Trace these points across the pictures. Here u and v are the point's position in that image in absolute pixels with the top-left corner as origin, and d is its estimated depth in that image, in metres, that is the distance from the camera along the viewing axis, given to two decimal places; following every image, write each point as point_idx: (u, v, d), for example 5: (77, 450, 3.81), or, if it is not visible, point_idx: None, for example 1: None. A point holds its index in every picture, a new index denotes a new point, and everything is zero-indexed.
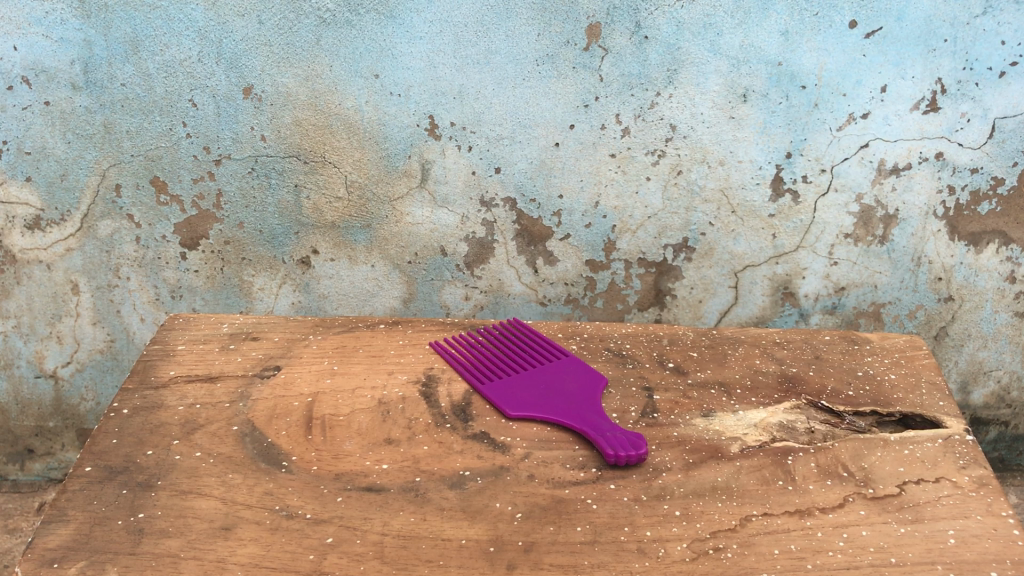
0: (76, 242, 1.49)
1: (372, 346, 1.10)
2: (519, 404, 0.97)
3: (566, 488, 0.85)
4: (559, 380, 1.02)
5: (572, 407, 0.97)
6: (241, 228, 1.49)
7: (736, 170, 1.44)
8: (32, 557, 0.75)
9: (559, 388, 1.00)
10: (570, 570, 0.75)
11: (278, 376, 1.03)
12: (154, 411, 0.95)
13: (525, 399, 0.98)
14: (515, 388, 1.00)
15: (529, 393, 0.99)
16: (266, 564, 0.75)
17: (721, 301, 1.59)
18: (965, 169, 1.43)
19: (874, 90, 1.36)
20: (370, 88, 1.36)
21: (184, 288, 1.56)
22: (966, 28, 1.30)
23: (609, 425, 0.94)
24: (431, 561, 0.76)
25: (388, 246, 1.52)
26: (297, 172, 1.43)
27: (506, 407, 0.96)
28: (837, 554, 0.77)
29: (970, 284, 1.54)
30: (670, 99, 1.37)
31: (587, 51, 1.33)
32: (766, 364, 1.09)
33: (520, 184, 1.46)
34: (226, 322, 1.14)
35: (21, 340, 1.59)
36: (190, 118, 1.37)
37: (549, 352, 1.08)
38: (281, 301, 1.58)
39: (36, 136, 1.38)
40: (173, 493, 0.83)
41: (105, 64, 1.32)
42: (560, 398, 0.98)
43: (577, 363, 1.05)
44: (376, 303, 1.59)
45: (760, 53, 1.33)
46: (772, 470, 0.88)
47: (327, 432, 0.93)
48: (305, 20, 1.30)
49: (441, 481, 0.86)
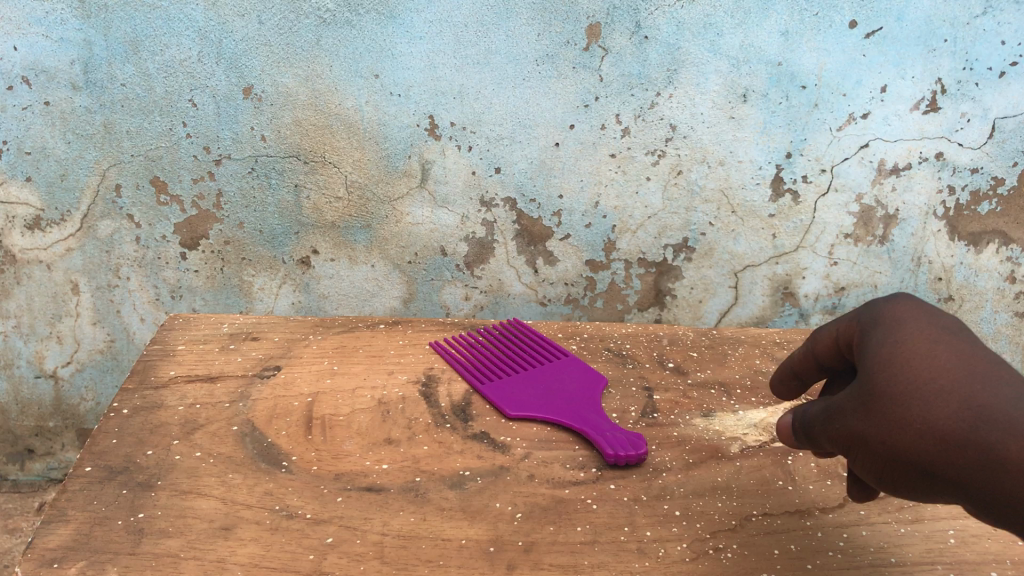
0: (77, 242, 1.49)
1: (372, 346, 1.11)
2: (519, 402, 0.98)
3: (566, 488, 0.85)
4: (560, 378, 1.02)
5: (572, 405, 0.97)
6: (241, 228, 1.49)
7: (736, 170, 1.44)
8: (32, 557, 0.75)
9: (560, 385, 1.01)
10: (570, 570, 0.75)
11: (278, 376, 1.03)
12: (154, 411, 0.95)
13: (524, 398, 0.98)
14: (515, 386, 1.01)
15: (530, 392, 1.00)
16: (265, 564, 0.75)
17: (721, 301, 1.59)
18: (965, 169, 1.43)
19: (874, 90, 1.36)
20: (370, 88, 1.36)
21: (184, 287, 1.56)
22: (966, 28, 1.30)
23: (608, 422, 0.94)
24: (431, 561, 0.76)
25: (388, 246, 1.52)
26: (297, 172, 1.43)
27: (506, 407, 0.96)
28: (836, 554, 0.77)
29: (970, 284, 1.54)
30: (670, 99, 1.37)
31: (587, 51, 1.33)
32: (766, 363, 1.09)
33: (520, 184, 1.46)
34: (226, 322, 1.15)
35: (21, 340, 1.59)
36: (190, 118, 1.37)
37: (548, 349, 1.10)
38: (281, 301, 1.58)
39: (36, 136, 1.38)
40: (173, 493, 0.83)
41: (105, 64, 1.32)
42: (560, 397, 0.98)
43: (578, 362, 1.06)
44: (376, 303, 1.59)
45: (760, 53, 1.33)
46: (772, 470, 0.88)
47: (327, 432, 0.93)
48: (305, 20, 1.30)
49: (441, 481, 0.86)
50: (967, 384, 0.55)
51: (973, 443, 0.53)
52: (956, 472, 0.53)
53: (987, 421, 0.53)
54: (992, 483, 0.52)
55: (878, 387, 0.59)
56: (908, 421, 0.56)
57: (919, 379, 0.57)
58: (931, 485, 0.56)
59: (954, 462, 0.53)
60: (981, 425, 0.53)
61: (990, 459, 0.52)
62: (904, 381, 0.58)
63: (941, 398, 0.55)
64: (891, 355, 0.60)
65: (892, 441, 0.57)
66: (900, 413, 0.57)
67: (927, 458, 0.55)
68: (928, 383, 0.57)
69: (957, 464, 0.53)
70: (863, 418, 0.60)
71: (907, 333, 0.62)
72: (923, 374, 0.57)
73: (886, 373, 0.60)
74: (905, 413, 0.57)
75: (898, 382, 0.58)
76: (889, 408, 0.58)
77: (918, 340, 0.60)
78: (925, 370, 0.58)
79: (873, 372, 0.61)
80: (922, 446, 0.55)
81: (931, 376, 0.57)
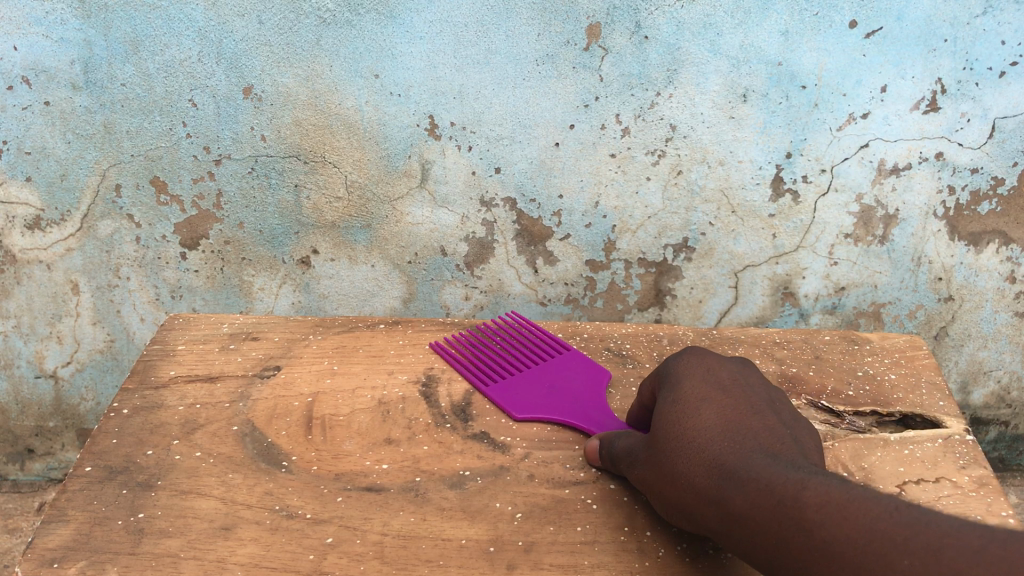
0: (77, 242, 1.49)
1: (372, 346, 1.10)
2: (525, 403, 0.97)
3: (566, 488, 0.85)
4: (563, 375, 1.02)
5: (578, 402, 0.97)
6: (241, 228, 1.49)
7: (736, 170, 1.44)
8: (32, 557, 0.75)
9: (563, 382, 1.01)
10: (570, 571, 0.75)
11: (278, 376, 1.03)
12: (154, 411, 0.95)
13: (530, 398, 0.98)
14: (519, 386, 1.01)
15: (535, 391, 0.99)
16: (265, 565, 0.75)
17: (721, 301, 1.60)
18: (965, 169, 1.43)
19: (874, 90, 1.36)
20: (370, 88, 1.36)
21: (184, 287, 1.56)
22: (966, 28, 1.30)
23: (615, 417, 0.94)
24: (431, 561, 0.76)
25: (388, 246, 1.52)
26: (297, 172, 1.43)
27: (511, 409, 0.96)
28: None
29: (970, 284, 1.55)
30: (669, 99, 1.37)
31: (587, 51, 1.33)
32: (766, 363, 1.09)
33: (520, 184, 1.46)
34: (226, 322, 1.15)
35: (21, 340, 1.59)
36: (190, 118, 1.37)
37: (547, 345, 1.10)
38: (281, 301, 1.59)
39: (36, 136, 1.38)
40: (174, 493, 0.83)
41: (105, 64, 1.32)
42: (565, 395, 0.99)
43: (579, 357, 1.06)
44: (376, 303, 1.60)
45: (760, 53, 1.33)
46: None
47: (327, 432, 0.93)
48: (305, 20, 1.30)
49: (441, 481, 0.86)
50: (717, 441, 0.71)
51: (710, 492, 0.68)
52: (701, 514, 0.68)
53: (723, 474, 0.67)
54: (724, 525, 0.66)
55: (658, 441, 0.75)
56: (672, 471, 0.71)
57: (684, 435, 0.72)
58: (690, 520, 0.71)
59: (698, 504, 0.69)
60: (719, 479, 0.67)
61: (721, 507, 0.66)
62: (675, 437, 0.73)
63: (695, 454, 0.70)
64: (670, 411, 0.76)
65: (662, 486, 0.73)
66: (670, 467, 0.72)
67: (684, 502, 0.70)
68: (687, 441, 0.72)
69: (702, 508, 0.68)
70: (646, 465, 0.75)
71: (683, 394, 0.77)
72: (688, 431, 0.73)
73: (664, 429, 0.75)
74: (672, 465, 0.72)
75: (668, 440, 0.73)
76: (662, 458, 0.73)
77: (691, 401, 0.76)
78: (690, 428, 0.73)
79: (655, 428, 0.76)
80: (680, 491, 0.70)
81: (693, 434, 0.72)
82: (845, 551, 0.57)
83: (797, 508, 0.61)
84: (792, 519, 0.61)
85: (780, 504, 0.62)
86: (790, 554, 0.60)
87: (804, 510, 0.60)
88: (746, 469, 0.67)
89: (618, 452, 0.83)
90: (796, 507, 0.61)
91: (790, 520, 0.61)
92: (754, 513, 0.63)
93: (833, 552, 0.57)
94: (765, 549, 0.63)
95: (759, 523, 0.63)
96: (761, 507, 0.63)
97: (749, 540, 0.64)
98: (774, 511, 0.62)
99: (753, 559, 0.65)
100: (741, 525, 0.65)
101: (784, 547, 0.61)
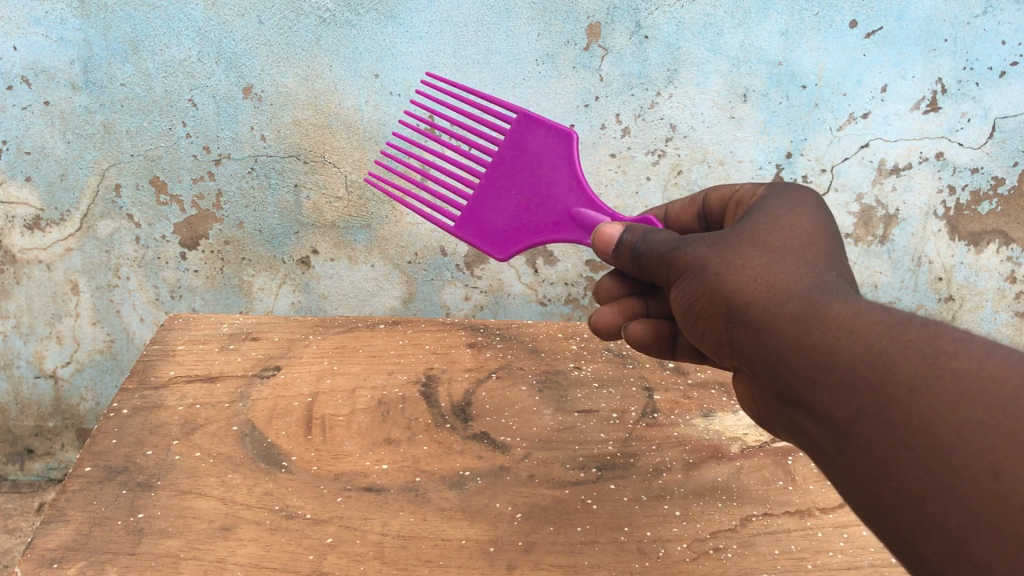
0: (76, 242, 1.49)
1: (372, 346, 1.10)
2: (500, 234, 0.92)
3: (566, 488, 0.85)
4: (525, 163, 0.90)
5: (547, 200, 0.88)
6: (241, 228, 1.49)
7: (736, 170, 1.44)
8: (31, 557, 0.75)
9: (525, 174, 0.90)
10: (570, 570, 0.75)
11: (278, 376, 1.03)
12: (154, 411, 0.95)
13: (502, 224, 0.91)
14: (486, 208, 0.93)
15: (504, 208, 0.92)
16: (266, 565, 0.75)
17: None
18: (965, 169, 1.43)
19: (874, 90, 1.36)
20: (370, 88, 1.36)
21: (184, 287, 1.57)
22: (966, 28, 1.30)
23: (592, 200, 0.85)
24: (432, 561, 0.76)
25: (388, 246, 1.52)
26: (297, 172, 1.43)
27: (499, 251, 0.92)
28: (837, 554, 0.78)
29: (970, 284, 1.55)
30: (670, 99, 1.37)
31: (587, 51, 1.32)
32: None
33: None
34: (226, 322, 1.15)
35: (21, 340, 1.59)
36: (190, 118, 1.37)
37: (493, 127, 0.96)
38: (281, 300, 1.59)
39: (35, 136, 1.38)
40: (173, 493, 0.83)
41: (105, 64, 1.32)
42: (537, 197, 0.89)
43: (531, 125, 0.90)
44: (376, 303, 1.61)
45: (760, 53, 1.32)
46: (772, 470, 0.89)
47: (327, 432, 0.93)
48: (304, 19, 1.30)
49: (441, 481, 0.86)
50: (826, 266, 0.60)
51: (801, 295, 0.57)
52: (771, 313, 0.58)
53: (825, 287, 0.57)
54: (791, 327, 0.55)
55: (747, 234, 0.65)
56: (751, 267, 0.62)
57: (787, 244, 0.62)
58: (745, 325, 0.60)
59: (774, 303, 0.58)
60: (814, 288, 0.57)
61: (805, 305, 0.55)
62: (773, 241, 0.63)
63: (796, 263, 0.60)
64: (778, 217, 0.65)
65: (731, 275, 0.62)
66: (751, 261, 0.62)
67: (754, 298, 0.60)
68: (785, 246, 0.62)
69: (776, 306, 0.58)
70: (715, 249, 0.65)
71: (801, 206, 0.66)
72: (795, 242, 0.62)
73: (763, 226, 0.65)
74: (759, 262, 0.62)
75: (764, 238, 0.64)
76: (746, 251, 0.63)
77: (808, 216, 0.65)
78: (797, 239, 0.62)
79: (748, 223, 0.66)
80: (755, 284, 0.60)
81: (798, 244, 0.62)
82: (978, 384, 0.44)
83: (927, 333, 0.49)
84: (912, 339, 0.49)
85: (905, 324, 0.50)
86: (882, 371, 0.48)
87: (938, 338, 0.48)
88: (857, 296, 0.56)
89: (653, 240, 0.73)
90: (927, 333, 0.49)
91: (911, 342, 0.49)
92: (854, 321, 0.52)
93: (957, 384, 0.45)
94: (838, 361, 0.51)
95: (855, 333, 0.51)
96: (868, 319, 0.51)
97: (822, 346, 0.52)
98: (886, 328, 0.50)
99: (813, 377, 0.53)
100: (825, 329, 0.53)
101: (880, 361, 0.49)
